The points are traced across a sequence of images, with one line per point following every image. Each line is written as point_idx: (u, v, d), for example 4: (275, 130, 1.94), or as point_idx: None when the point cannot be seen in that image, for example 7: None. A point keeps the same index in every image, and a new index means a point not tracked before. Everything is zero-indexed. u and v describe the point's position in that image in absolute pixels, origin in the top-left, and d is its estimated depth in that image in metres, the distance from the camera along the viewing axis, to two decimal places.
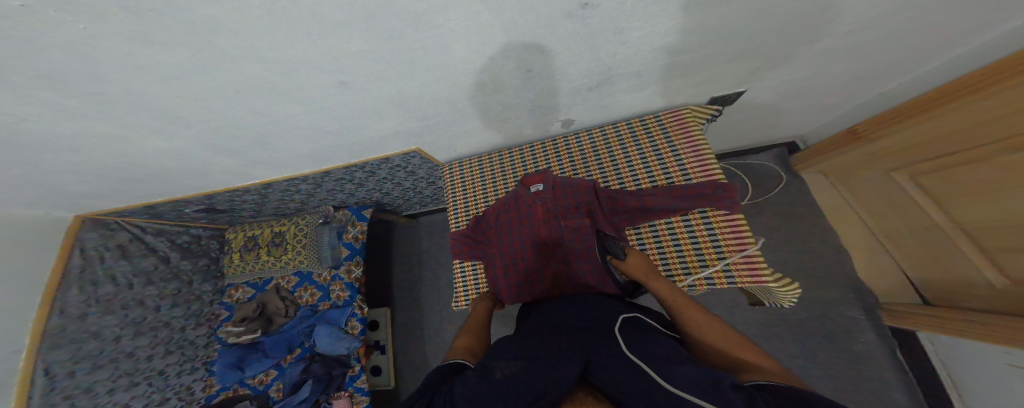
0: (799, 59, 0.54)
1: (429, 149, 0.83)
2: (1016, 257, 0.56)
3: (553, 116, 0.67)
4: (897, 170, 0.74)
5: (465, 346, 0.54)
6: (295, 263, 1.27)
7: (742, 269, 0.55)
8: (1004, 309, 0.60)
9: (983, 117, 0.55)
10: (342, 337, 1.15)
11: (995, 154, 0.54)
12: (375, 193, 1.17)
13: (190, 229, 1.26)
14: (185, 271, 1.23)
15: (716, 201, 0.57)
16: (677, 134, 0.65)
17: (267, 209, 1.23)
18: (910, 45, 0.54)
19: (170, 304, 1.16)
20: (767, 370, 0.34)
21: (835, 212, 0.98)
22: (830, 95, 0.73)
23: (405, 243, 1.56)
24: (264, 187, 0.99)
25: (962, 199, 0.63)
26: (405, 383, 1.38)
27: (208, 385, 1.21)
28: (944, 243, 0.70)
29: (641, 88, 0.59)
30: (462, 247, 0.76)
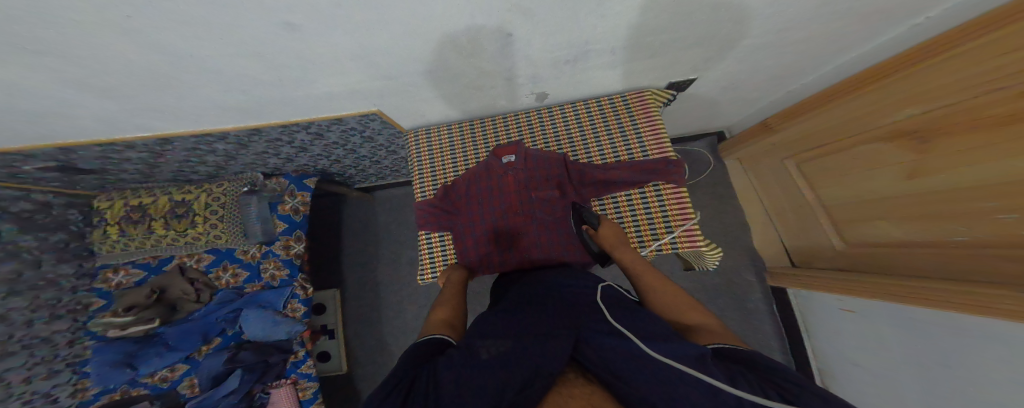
0: (738, 52, 0.64)
1: (392, 113, 0.78)
2: (856, 227, 0.78)
3: (527, 87, 0.68)
4: (789, 158, 0.94)
5: (443, 318, 0.55)
6: (207, 240, 1.08)
7: (683, 237, 0.67)
8: (843, 265, 0.86)
9: (846, 120, 0.73)
10: (280, 322, 1.06)
11: (851, 147, 0.74)
12: (321, 160, 1.06)
13: (32, 195, 0.94)
14: (28, 250, 0.95)
15: (667, 175, 0.65)
16: (640, 114, 0.72)
17: (157, 173, 1.02)
18: (811, 53, 0.68)
19: (5, 292, 0.90)
20: (711, 330, 0.42)
21: (743, 194, 1.19)
22: (755, 90, 0.86)
23: (358, 217, 1.45)
24: (161, 144, 0.82)
25: (826, 181, 0.83)
26: (359, 368, 1.36)
27: (79, 389, 1.00)
28: (810, 218, 0.92)
29: (613, 66, 0.63)
30: (429, 217, 0.75)
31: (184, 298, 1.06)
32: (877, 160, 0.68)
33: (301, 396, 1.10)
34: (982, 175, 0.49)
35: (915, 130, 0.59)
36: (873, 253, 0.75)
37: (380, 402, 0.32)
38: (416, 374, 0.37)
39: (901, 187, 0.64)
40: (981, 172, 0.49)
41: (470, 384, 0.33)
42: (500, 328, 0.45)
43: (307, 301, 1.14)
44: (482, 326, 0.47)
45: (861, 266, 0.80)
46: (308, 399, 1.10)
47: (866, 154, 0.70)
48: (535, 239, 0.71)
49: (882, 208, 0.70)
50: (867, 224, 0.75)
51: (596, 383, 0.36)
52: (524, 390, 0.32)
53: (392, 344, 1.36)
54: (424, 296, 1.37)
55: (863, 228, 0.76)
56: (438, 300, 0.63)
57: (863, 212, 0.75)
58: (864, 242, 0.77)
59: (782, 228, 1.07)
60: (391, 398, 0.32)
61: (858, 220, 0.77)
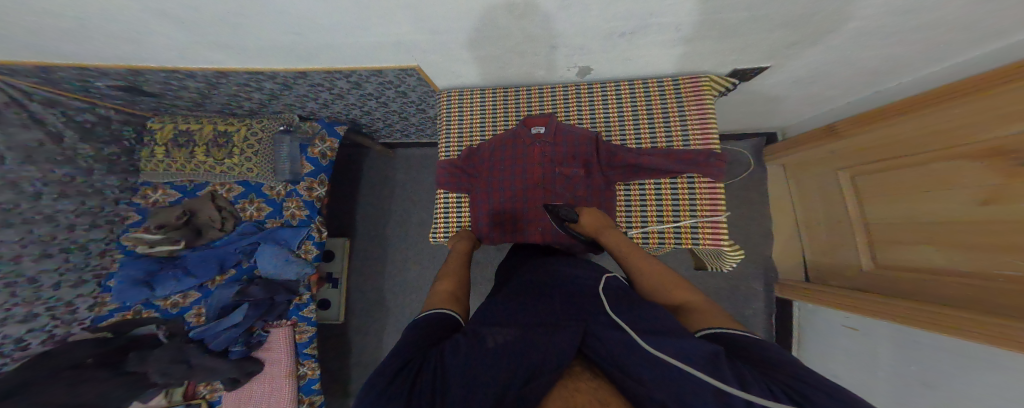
0: (834, 38, 0.53)
1: (429, 71, 0.77)
2: (896, 248, 0.74)
3: (571, 61, 0.65)
4: (843, 170, 0.87)
5: (447, 290, 0.54)
6: (240, 172, 1.12)
7: (707, 231, 0.67)
8: (865, 286, 0.83)
9: (899, 138, 0.70)
10: (291, 261, 1.10)
11: (926, 161, 0.65)
12: (354, 109, 1.08)
13: (98, 108, 1.01)
14: (83, 157, 1.01)
15: (705, 168, 0.65)
16: (690, 100, 0.69)
17: (208, 103, 1.06)
18: (889, 59, 0.61)
19: (56, 195, 0.96)
20: (702, 311, 0.44)
21: (776, 202, 1.16)
22: (833, 88, 0.76)
23: (377, 170, 1.48)
24: (216, 77, 0.86)
25: (878, 199, 0.77)
26: (356, 318, 1.43)
27: (97, 303, 1.04)
28: (846, 237, 0.89)
29: (672, 44, 0.56)
30: (449, 177, 0.79)
31: (209, 224, 1.10)
32: (940, 179, 0.62)
33: (297, 338, 1.15)
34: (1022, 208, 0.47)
35: (978, 157, 0.55)
36: (904, 278, 0.72)
37: (384, 385, 0.30)
38: (424, 354, 0.35)
39: (957, 210, 0.59)
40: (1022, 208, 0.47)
41: (471, 375, 0.32)
42: (507, 315, 0.43)
43: (320, 244, 1.19)
44: (491, 312, 0.45)
45: (884, 288, 0.77)
46: (305, 342, 1.16)
47: (933, 173, 0.64)
48: (538, 212, 0.75)
49: (930, 232, 0.65)
50: (910, 248, 0.70)
51: (606, 379, 0.34)
52: (528, 382, 0.31)
53: (391, 299, 1.42)
54: (430, 257, 1.40)
55: (897, 251, 0.74)
56: (441, 273, 0.62)
57: (908, 237, 0.70)
58: (893, 267, 0.75)
59: (808, 240, 1.05)
60: (398, 382, 0.31)
61: (898, 241, 0.73)
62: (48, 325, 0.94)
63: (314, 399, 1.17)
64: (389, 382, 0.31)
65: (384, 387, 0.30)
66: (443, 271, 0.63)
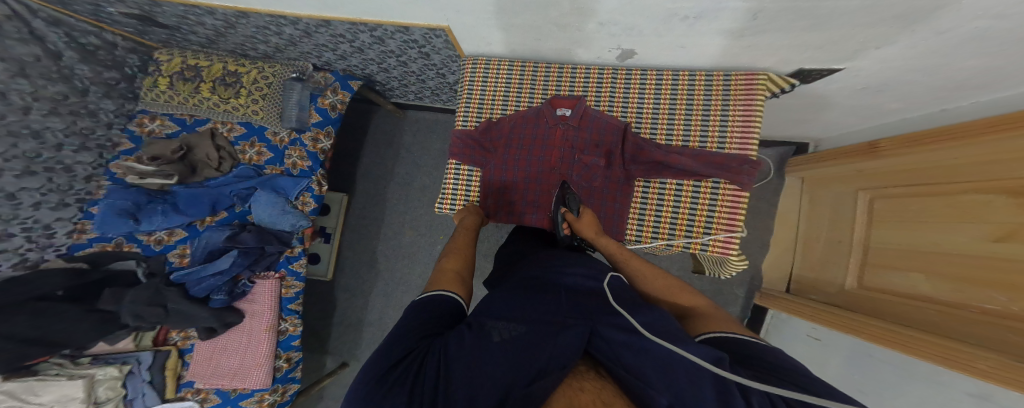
0: (913, 56, 0.48)
1: (459, 34, 0.73)
2: (885, 273, 0.73)
3: (615, 41, 0.61)
4: (864, 189, 0.83)
5: (455, 269, 0.52)
6: (246, 113, 1.07)
7: (718, 243, 0.68)
8: (841, 303, 0.85)
9: (936, 165, 0.65)
10: (288, 212, 1.08)
11: (955, 192, 0.60)
12: (372, 65, 1.03)
13: (103, 32, 0.98)
14: (80, 77, 0.98)
15: (736, 174, 0.64)
16: (737, 97, 0.64)
17: (220, 41, 1.02)
18: (959, 87, 0.56)
19: (48, 111, 0.93)
20: (705, 312, 0.47)
21: (783, 216, 1.12)
22: (896, 102, 0.69)
23: (386, 129, 1.43)
24: (237, 17, 0.83)
25: (891, 223, 0.73)
26: (342, 277, 1.43)
27: (76, 231, 1.00)
28: (840, 256, 0.88)
29: (736, 35, 0.51)
30: (463, 149, 0.77)
31: (206, 162, 1.06)
32: (949, 212, 0.60)
33: (283, 292, 1.14)
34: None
35: (1008, 191, 0.51)
36: (880, 298, 0.73)
37: (380, 379, 0.29)
38: (428, 344, 0.34)
39: (971, 245, 0.55)
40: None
41: (474, 373, 0.30)
42: (510, 306, 0.41)
43: (319, 198, 1.16)
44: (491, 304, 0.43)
45: (858, 305, 0.79)
46: (290, 297, 1.16)
47: (948, 206, 0.61)
48: (548, 198, 0.76)
49: (926, 261, 0.63)
50: (898, 272, 0.70)
51: (610, 381, 0.32)
52: (534, 382, 0.28)
53: (382, 261, 1.41)
54: (428, 225, 1.38)
55: (886, 275, 0.73)
56: (450, 248, 0.60)
57: (898, 263, 0.70)
58: (875, 289, 0.75)
59: (800, 260, 1.04)
60: (399, 371, 0.30)
61: (889, 266, 0.72)
62: (22, 248, 0.91)
63: (292, 355, 1.17)
64: (383, 376, 0.30)
65: (378, 381, 0.29)
66: (453, 246, 0.60)
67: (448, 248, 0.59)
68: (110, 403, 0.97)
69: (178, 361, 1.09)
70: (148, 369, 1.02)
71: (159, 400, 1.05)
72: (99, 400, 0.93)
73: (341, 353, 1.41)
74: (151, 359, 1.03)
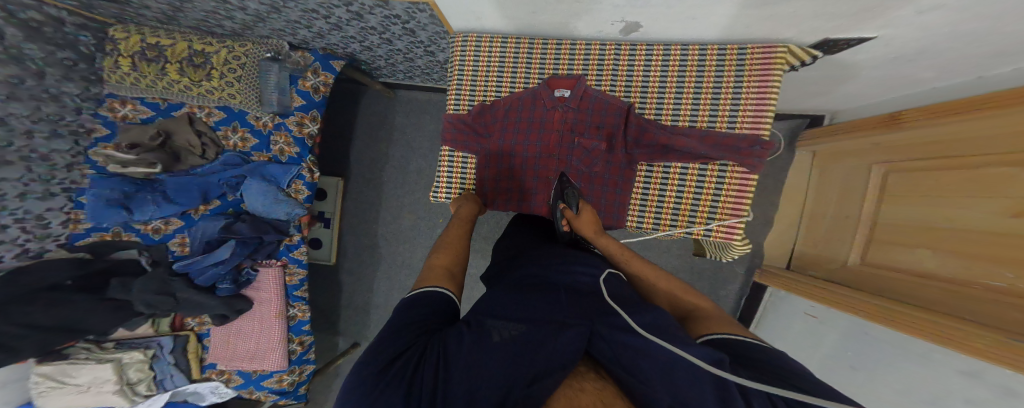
0: (937, 24, 0.44)
1: (444, 9, 0.65)
2: (890, 249, 0.74)
3: (618, 14, 0.55)
4: (878, 162, 0.81)
5: (443, 265, 0.52)
6: (223, 97, 1.00)
7: (722, 228, 0.66)
8: (841, 281, 0.87)
9: (957, 137, 0.63)
10: (281, 201, 1.06)
11: (971, 162, 0.58)
12: (354, 43, 0.95)
13: (44, 6, 0.85)
14: (32, 58, 0.86)
15: (745, 156, 0.62)
16: (752, 72, 0.60)
17: (179, 16, 0.92)
18: (985, 51, 0.52)
19: (6, 96, 0.83)
20: (710, 314, 0.47)
21: (789, 192, 1.13)
22: (927, 70, 0.65)
23: (375, 111, 1.36)
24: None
25: (902, 199, 0.73)
26: (346, 261, 1.44)
27: (71, 221, 0.98)
28: (845, 233, 0.89)
29: (753, 4, 0.46)
30: (456, 134, 0.74)
31: (188, 149, 1.02)
32: (963, 186, 0.59)
33: (287, 281, 1.15)
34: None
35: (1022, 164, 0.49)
36: (881, 276, 0.75)
37: (380, 373, 0.30)
38: (426, 342, 0.34)
39: (983, 219, 0.54)
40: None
41: (474, 374, 0.30)
42: (511, 305, 0.41)
43: (312, 185, 1.13)
44: (487, 303, 0.43)
45: (859, 283, 0.81)
46: (295, 284, 1.16)
47: (961, 181, 0.60)
48: (547, 185, 0.74)
49: (937, 237, 0.63)
50: (904, 248, 0.71)
51: (611, 382, 0.32)
52: (532, 384, 0.29)
53: (383, 247, 1.41)
54: (427, 211, 1.37)
55: (890, 253, 0.74)
56: (440, 243, 0.59)
57: (905, 237, 0.71)
58: (878, 265, 0.77)
59: (804, 234, 1.06)
60: (397, 370, 0.30)
61: (892, 243, 0.74)
62: (19, 239, 0.89)
63: (304, 339, 1.21)
64: (382, 373, 0.30)
65: (376, 381, 0.30)
66: (446, 239, 0.60)
67: (438, 242, 0.59)
68: (144, 384, 1.02)
69: (198, 345, 1.14)
70: (171, 351, 1.06)
71: (187, 380, 1.12)
72: (132, 381, 0.99)
73: (350, 333, 1.47)
74: (173, 343, 1.06)
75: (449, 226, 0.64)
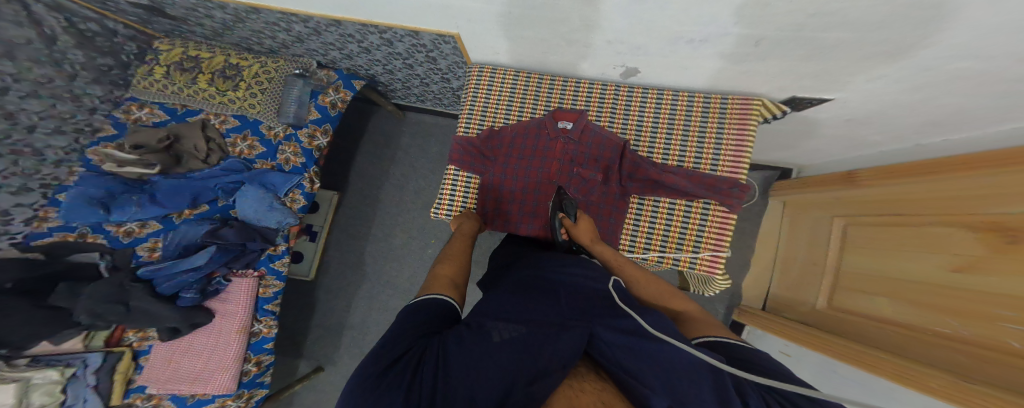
0: (888, 92, 0.52)
1: (467, 42, 0.74)
2: (853, 296, 0.75)
3: (620, 59, 0.63)
4: (840, 216, 0.85)
5: (448, 276, 0.50)
6: (242, 107, 1.05)
7: (705, 261, 0.70)
8: (809, 321, 0.87)
9: (901, 196, 0.69)
10: (274, 207, 1.02)
11: (919, 223, 0.63)
12: (377, 66, 1.04)
13: (104, 20, 0.99)
14: (71, 62, 0.96)
15: (726, 197, 0.67)
16: (732, 123, 0.67)
17: (227, 34, 1.02)
18: (927, 124, 0.60)
19: (26, 93, 0.90)
20: (696, 318, 0.49)
21: (765, 237, 1.14)
22: (876, 134, 0.72)
23: (384, 130, 1.42)
24: (247, 13, 0.84)
25: (864, 254, 0.75)
26: (326, 277, 1.37)
27: (37, 218, 0.93)
28: (814, 277, 0.89)
29: (736, 60, 0.54)
30: (463, 155, 0.77)
31: (192, 154, 1.02)
32: (924, 241, 0.60)
33: (260, 292, 1.07)
34: (998, 284, 0.46)
35: (975, 227, 0.52)
36: (847, 319, 0.75)
37: (376, 379, 0.28)
38: (424, 343, 0.33)
39: (930, 272, 0.58)
40: (994, 282, 0.47)
41: (477, 375, 0.29)
42: (511, 304, 0.40)
43: (309, 196, 1.10)
44: (491, 303, 0.42)
45: (829, 327, 0.80)
46: (267, 297, 1.07)
47: (919, 235, 0.62)
48: (545, 209, 0.76)
49: (896, 287, 0.65)
50: (867, 296, 0.71)
51: (611, 383, 0.32)
52: (534, 382, 0.28)
53: (369, 262, 1.37)
54: (420, 230, 1.35)
55: (855, 298, 0.75)
56: (444, 255, 0.58)
57: (869, 288, 0.72)
58: (845, 310, 0.77)
59: (778, 275, 1.05)
60: (395, 372, 0.29)
61: (859, 291, 0.74)
62: None
63: (262, 359, 1.09)
64: (379, 378, 0.29)
65: (374, 381, 0.28)
66: (449, 251, 0.59)
67: (442, 254, 0.58)
68: None
69: (130, 364, 0.98)
70: (94, 372, 0.91)
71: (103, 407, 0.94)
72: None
73: (315, 357, 1.34)
74: (100, 362, 0.92)
75: (453, 240, 0.64)
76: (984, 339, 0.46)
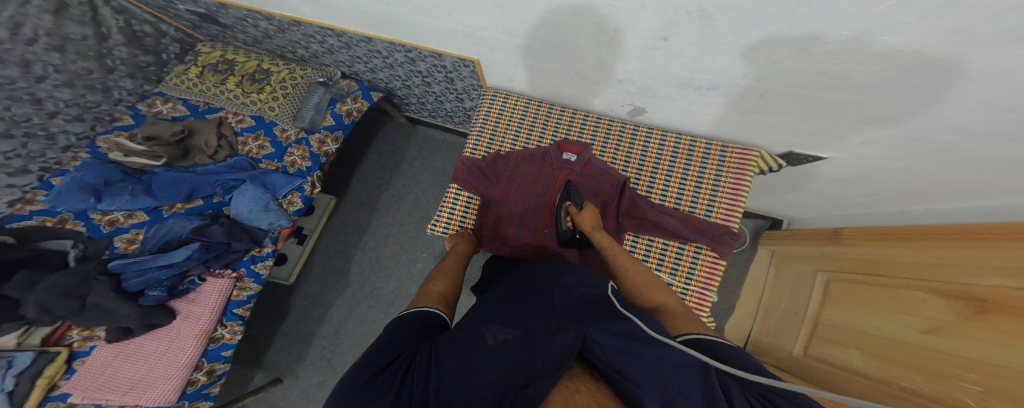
0: (872, 154, 0.55)
1: (485, 68, 0.80)
2: (827, 347, 0.71)
3: (629, 98, 0.67)
4: (824, 270, 0.81)
5: (439, 291, 0.48)
6: (263, 109, 1.09)
7: (693, 303, 0.68)
8: (784, 367, 0.83)
9: (886, 258, 0.65)
10: (269, 210, 0.99)
11: (902, 287, 0.59)
12: (397, 81, 1.10)
13: (159, 24, 1.12)
14: (113, 58, 1.06)
15: (717, 243, 0.67)
16: (728, 174, 0.69)
17: (268, 41, 1.12)
18: (909, 191, 0.63)
19: (61, 82, 0.99)
20: (673, 314, 0.43)
21: (751, 284, 1.09)
22: (860, 196, 0.75)
23: (392, 140, 1.45)
24: (291, 24, 0.94)
25: (843, 307, 0.71)
26: (305, 283, 1.30)
27: (21, 201, 0.88)
28: (794, 324, 0.85)
29: (734, 111, 0.58)
30: (467, 175, 0.77)
31: (201, 149, 1.02)
32: (897, 303, 0.58)
33: (233, 295, 0.99)
34: (962, 348, 0.44)
35: (945, 294, 0.50)
36: (819, 367, 0.71)
37: (365, 384, 0.27)
38: (415, 351, 0.32)
39: (899, 331, 0.55)
40: (957, 346, 0.45)
41: (465, 380, 0.27)
42: (505, 311, 0.38)
43: (308, 200, 1.08)
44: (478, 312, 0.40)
45: (801, 374, 0.76)
46: (239, 301, 1.00)
47: (895, 298, 0.59)
48: (542, 236, 0.74)
49: (863, 341, 0.63)
50: (842, 348, 0.67)
51: (604, 383, 0.29)
52: (529, 383, 0.26)
53: (354, 271, 1.31)
54: (411, 243, 1.32)
55: (829, 348, 0.71)
56: (438, 270, 0.56)
57: (842, 341, 0.68)
58: (821, 359, 0.72)
59: (760, 321, 1.00)
60: (385, 376, 0.28)
61: (832, 340, 0.71)
62: None
63: (216, 368, 0.99)
64: (366, 384, 0.27)
65: (361, 388, 0.27)
66: (441, 268, 0.57)
67: (434, 271, 0.55)
68: None
69: (61, 368, 0.86)
70: (15, 375, 0.80)
71: None
72: None
73: (276, 367, 1.22)
74: (26, 363, 0.80)
75: (446, 258, 0.61)
76: (942, 398, 0.44)
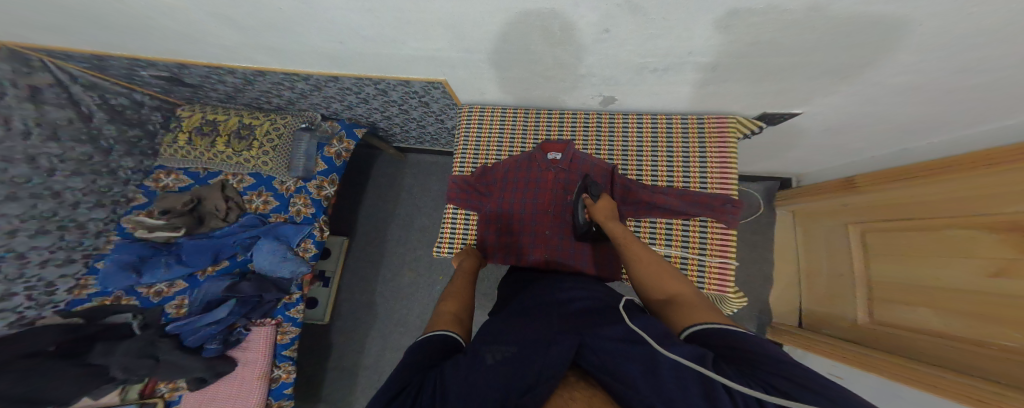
0: (850, 94, 0.54)
1: (455, 86, 0.79)
2: (890, 306, 0.71)
3: (596, 89, 0.66)
4: (852, 223, 0.83)
5: (452, 312, 0.50)
6: (256, 165, 1.09)
7: (715, 277, 0.69)
8: (852, 338, 0.81)
9: (909, 201, 0.69)
10: (286, 260, 1.03)
11: (943, 227, 0.61)
12: (376, 113, 1.10)
13: (133, 93, 1.04)
14: (107, 137, 1.03)
15: (721, 213, 0.67)
16: (711, 140, 0.69)
17: (239, 96, 1.09)
18: (903, 122, 0.61)
19: (71, 172, 0.97)
20: (688, 303, 0.42)
21: (783, 251, 1.08)
22: (857, 141, 0.74)
23: (387, 172, 1.47)
24: (255, 75, 0.93)
25: (891, 258, 0.71)
26: (340, 320, 1.38)
27: (77, 287, 0.98)
28: (844, 291, 0.85)
29: (698, 84, 0.57)
30: (460, 194, 0.79)
31: (213, 213, 1.06)
32: (949, 246, 0.59)
33: (278, 339, 1.06)
34: None
35: (994, 228, 0.52)
36: (892, 333, 0.69)
37: None
38: (424, 375, 0.34)
39: (968, 282, 0.55)
40: None
41: (469, 395, 0.29)
42: (507, 330, 0.40)
43: (320, 244, 1.12)
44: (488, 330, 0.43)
45: (874, 343, 0.74)
46: (285, 343, 1.06)
47: (945, 242, 0.60)
48: (545, 238, 0.74)
49: (931, 296, 0.62)
50: (906, 307, 0.67)
51: (599, 389, 0.31)
52: (523, 394, 0.29)
53: (380, 303, 1.37)
54: (427, 266, 1.37)
55: (893, 309, 0.70)
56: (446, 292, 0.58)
57: (902, 295, 0.68)
58: (890, 324, 0.71)
59: (808, 289, 0.99)
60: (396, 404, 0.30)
61: (894, 301, 0.70)
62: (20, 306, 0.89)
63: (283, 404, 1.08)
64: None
65: None
66: (452, 288, 0.59)
67: (446, 291, 0.57)
68: None
69: None
70: None
71: None
72: None
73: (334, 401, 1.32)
74: None
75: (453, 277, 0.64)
76: None
